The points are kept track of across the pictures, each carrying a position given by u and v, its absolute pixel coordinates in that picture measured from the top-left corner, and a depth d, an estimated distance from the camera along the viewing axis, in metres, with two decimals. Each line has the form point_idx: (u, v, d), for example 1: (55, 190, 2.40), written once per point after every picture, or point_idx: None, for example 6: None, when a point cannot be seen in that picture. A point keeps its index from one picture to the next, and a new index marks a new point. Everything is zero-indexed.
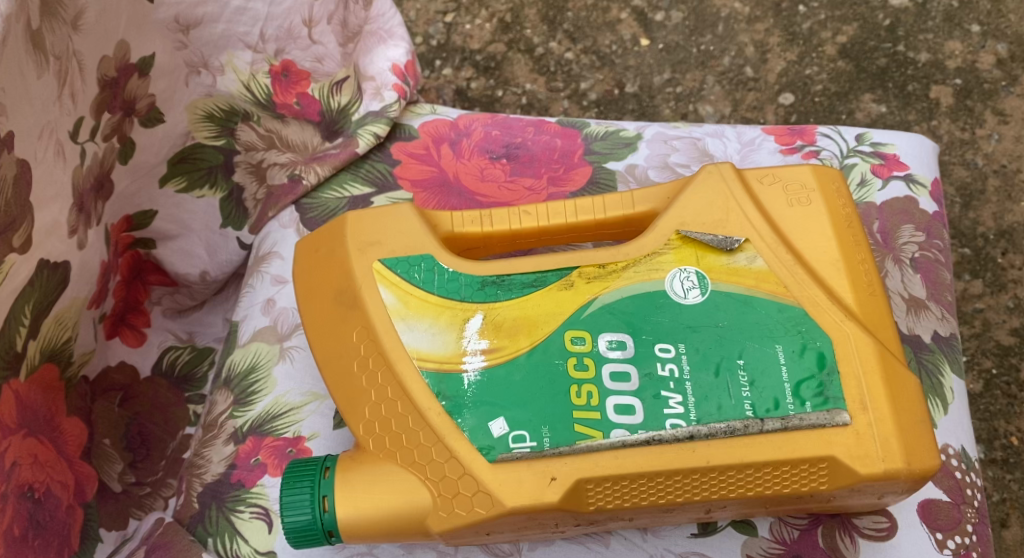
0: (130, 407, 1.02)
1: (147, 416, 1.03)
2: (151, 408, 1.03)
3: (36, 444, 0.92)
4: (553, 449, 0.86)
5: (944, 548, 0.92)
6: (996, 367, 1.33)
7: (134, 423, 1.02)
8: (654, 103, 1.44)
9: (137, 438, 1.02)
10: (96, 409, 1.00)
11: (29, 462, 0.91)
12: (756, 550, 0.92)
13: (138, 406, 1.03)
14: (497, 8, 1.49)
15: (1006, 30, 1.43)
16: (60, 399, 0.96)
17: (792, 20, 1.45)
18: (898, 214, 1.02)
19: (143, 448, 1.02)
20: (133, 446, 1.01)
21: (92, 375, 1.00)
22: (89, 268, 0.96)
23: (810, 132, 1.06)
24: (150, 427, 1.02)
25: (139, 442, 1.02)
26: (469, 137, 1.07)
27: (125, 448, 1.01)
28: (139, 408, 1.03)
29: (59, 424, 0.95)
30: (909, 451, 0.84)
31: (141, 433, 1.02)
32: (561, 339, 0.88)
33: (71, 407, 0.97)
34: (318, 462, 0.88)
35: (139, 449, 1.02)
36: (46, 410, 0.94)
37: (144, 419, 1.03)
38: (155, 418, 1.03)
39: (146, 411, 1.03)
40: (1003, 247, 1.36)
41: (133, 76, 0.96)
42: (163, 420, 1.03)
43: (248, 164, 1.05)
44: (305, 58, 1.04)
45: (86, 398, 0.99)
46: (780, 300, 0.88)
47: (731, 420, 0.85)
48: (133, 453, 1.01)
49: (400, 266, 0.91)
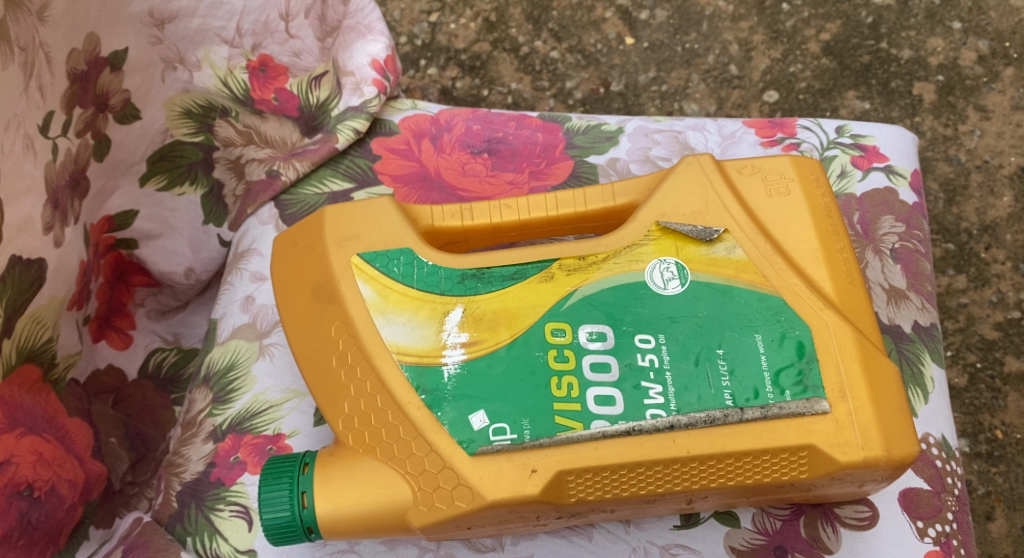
0: (123, 409, 1.03)
1: (139, 418, 1.03)
2: (140, 411, 1.03)
3: (42, 443, 0.93)
4: (534, 440, 0.85)
5: (925, 537, 0.92)
6: (981, 360, 1.33)
7: (129, 425, 1.02)
8: (640, 102, 1.44)
9: (138, 439, 1.02)
10: (95, 411, 1.00)
11: (31, 460, 0.92)
12: (738, 541, 0.92)
13: (129, 408, 1.03)
14: (482, 7, 1.49)
15: (988, 26, 1.43)
16: (55, 400, 0.96)
17: (775, 18, 1.45)
18: (878, 205, 1.02)
19: (142, 448, 1.02)
20: (135, 447, 1.02)
21: (83, 378, 1.00)
22: (67, 268, 0.95)
23: (791, 125, 1.06)
24: (144, 430, 1.03)
25: (140, 443, 1.02)
26: (450, 132, 1.07)
27: (129, 448, 1.02)
28: (130, 410, 1.03)
29: (62, 424, 0.96)
30: (889, 438, 0.84)
31: (139, 435, 1.03)
32: (541, 331, 0.88)
33: (71, 408, 0.97)
34: (296, 458, 0.87)
35: (139, 448, 1.02)
36: (42, 410, 0.94)
37: (136, 422, 1.03)
38: (146, 421, 1.03)
39: (138, 413, 1.03)
40: (986, 242, 1.37)
41: (105, 70, 0.96)
42: (152, 422, 1.03)
43: (227, 160, 1.05)
44: (283, 52, 1.04)
45: (82, 400, 0.99)
46: (758, 289, 0.88)
47: (710, 409, 0.85)
48: (135, 453, 1.02)
49: (378, 260, 0.91)
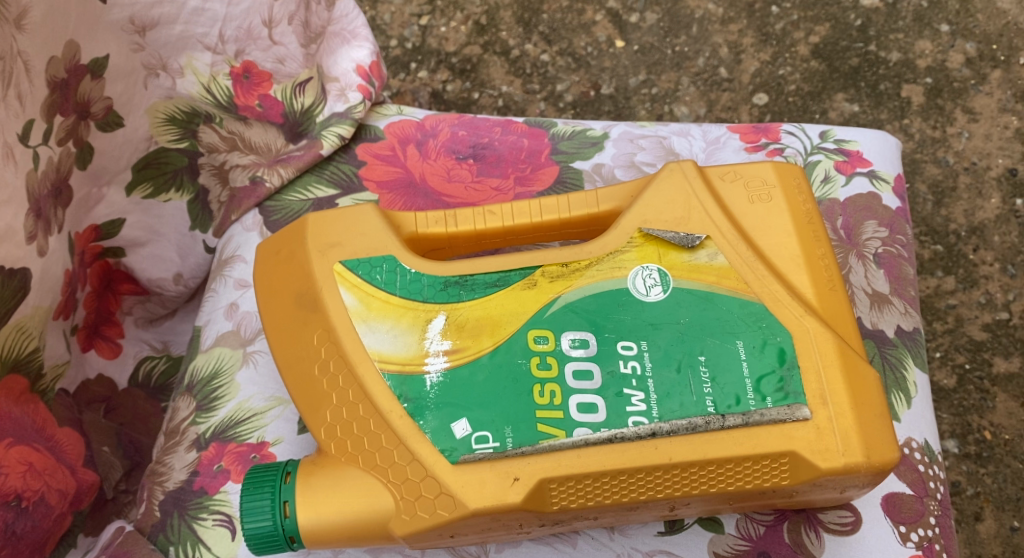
0: (115, 418, 1.03)
1: (132, 426, 1.03)
2: (134, 419, 1.04)
3: (32, 452, 0.93)
4: (516, 449, 0.86)
5: (907, 541, 0.92)
6: (969, 362, 1.34)
7: (121, 433, 1.03)
8: (630, 105, 1.44)
9: (130, 447, 1.03)
10: (86, 420, 1.00)
11: (21, 470, 0.92)
12: (722, 547, 0.92)
13: (121, 417, 1.03)
14: (473, 10, 1.49)
15: (976, 29, 1.43)
16: (43, 409, 0.96)
17: (765, 21, 1.45)
18: (861, 210, 1.02)
19: (136, 456, 1.03)
20: (129, 454, 1.03)
21: (73, 388, 1.00)
22: (52, 277, 0.95)
23: (775, 130, 1.06)
24: (137, 437, 1.03)
25: (133, 451, 1.03)
26: (436, 137, 1.07)
27: (122, 456, 1.02)
28: (122, 419, 1.03)
29: (52, 434, 0.96)
30: (869, 445, 0.85)
31: (132, 442, 1.03)
32: (523, 338, 0.88)
33: (60, 418, 0.97)
34: (278, 467, 0.88)
35: (133, 457, 1.03)
36: (31, 420, 0.94)
37: (129, 430, 1.03)
38: (139, 429, 1.04)
39: (130, 422, 1.03)
40: (974, 244, 1.37)
41: (85, 78, 0.96)
42: (145, 430, 1.04)
43: (211, 166, 1.05)
44: (266, 59, 1.04)
45: (73, 410, 0.99)
46: (740, 296, 0.88)
47: (692, 416, 0.85)
48: (129, 461, 1.02)
49: (361, 268, 0.91)
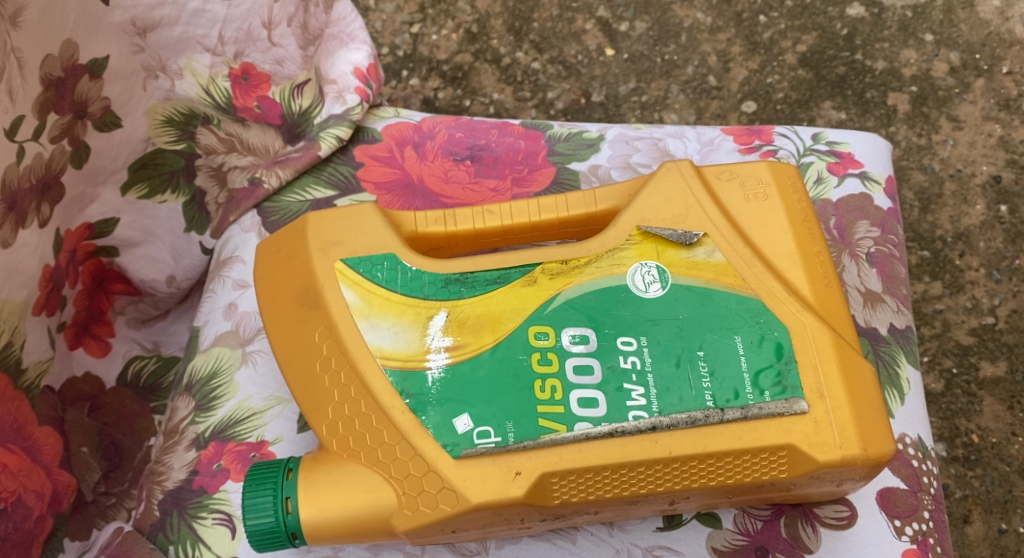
0: (99, 417, 1.02)
1: (115, 427, 1.03)
2: (117, 419, 1.03)
3: (6, 453, 0.93)
4: (518, 443, 0.86)
5: (902, 535, 0.93)
6: (956, 366, 1.35)
7: (104, 434, 1.02)
8: (620, 112, 1.45)
9: (112, 448, 1.02)
10: (68, 418, 0.99)
11: None
12: (720, 542, 0.93)
13: (106, 416, 1.03)
14: (463, 19, 1.50)
15: (959, 38, 1.45)
16: (26, 408, 0.96)
17: (753, 30, 1.47)
18: (853, 210, 1.03)
19: (116, 457, 1.02)
20: (109, 456, 1.02)
21: (58, 385, 0.99)
22: (20, 273, 0.95)
23: (768, 132, 1.08)
24: (118, 438, 1.02)
25: (113, 452, 1.02)
26: (433, 139, 1.08)
27: (102, 457, 1.01)
28: (106, 419, 1.03)
29: (30, 434, 0.95)
30: (866, 437, 0.86)
31: (114, 443, 1.02)
32: (524, 334, 0.89)
33: (42, 417, 0.97)
34: (280, 464, 0.88)
35: (112, 458, 1.02)
36: (10, 419, 0.94)
37: (112, 430, 1.03)
38: (122, 429, 1.03)
39: (114, 422, 1.03)
40: (960, 249, 1.38)
41: (84, 77, 0.97)
42: (129, 431, 1.03)
43: (209, 168, 1.06)
44: (265, 61, 1.05)
45: (56, 408, 0.99)
46: (737, 292, 0.89)
47: (691, 410, 0.87)
48: (109, 463, 1.01)
49: (362, 266, 0.91)
